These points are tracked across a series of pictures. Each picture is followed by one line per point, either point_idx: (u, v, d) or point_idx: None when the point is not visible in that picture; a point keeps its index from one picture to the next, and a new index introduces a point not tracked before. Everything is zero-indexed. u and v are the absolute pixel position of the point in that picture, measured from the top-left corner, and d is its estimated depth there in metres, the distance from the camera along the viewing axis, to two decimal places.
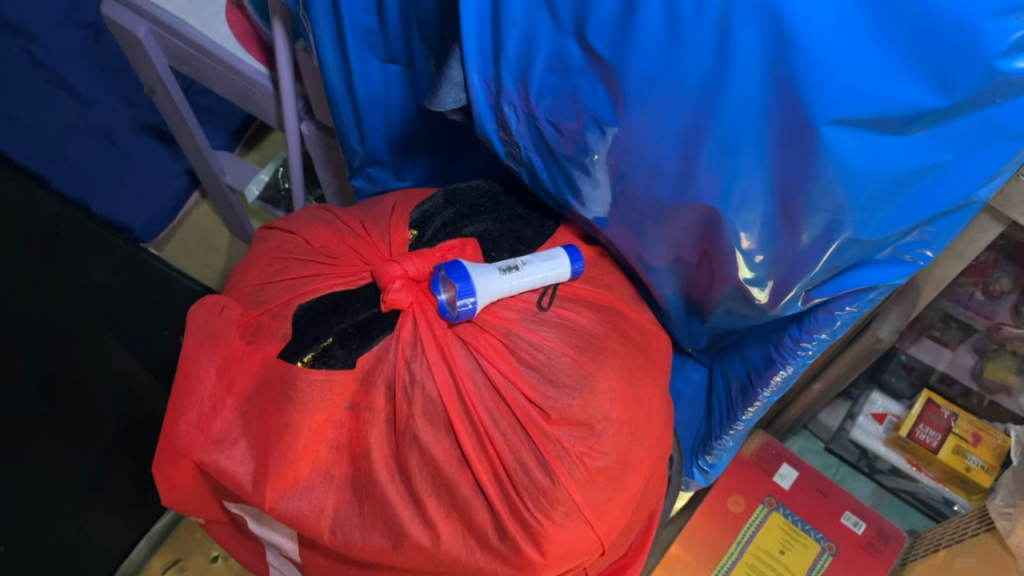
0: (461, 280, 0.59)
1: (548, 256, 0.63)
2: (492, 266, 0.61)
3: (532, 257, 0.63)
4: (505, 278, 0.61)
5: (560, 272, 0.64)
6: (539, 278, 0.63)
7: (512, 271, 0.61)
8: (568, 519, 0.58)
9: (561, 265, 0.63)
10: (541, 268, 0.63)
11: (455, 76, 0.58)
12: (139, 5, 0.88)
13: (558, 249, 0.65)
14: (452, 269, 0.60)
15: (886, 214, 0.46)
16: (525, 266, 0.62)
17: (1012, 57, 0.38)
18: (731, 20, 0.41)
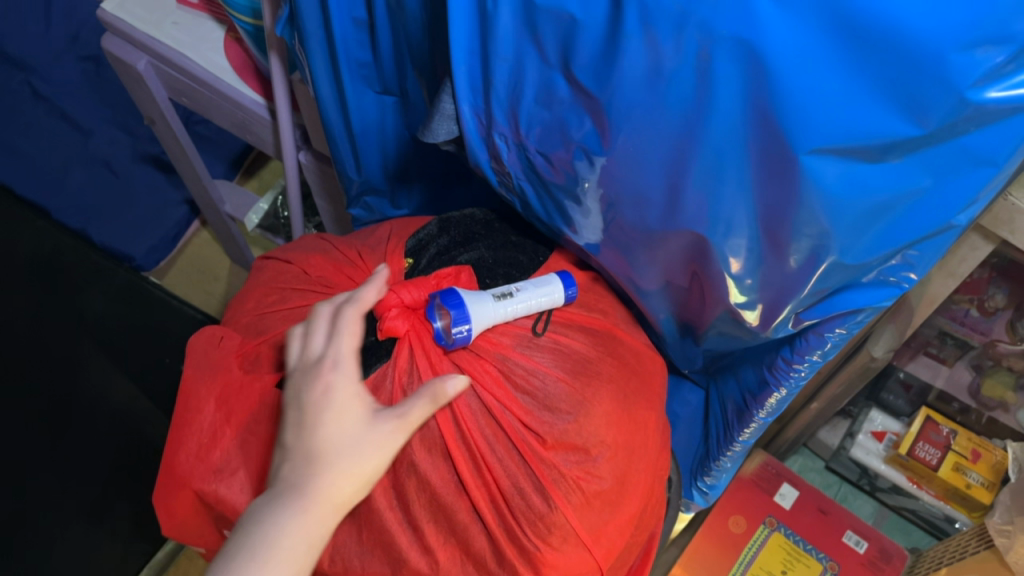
0: (457, 308, 0.60)
1: (541, 282, 0.64)
2: (487, 293, 0.62)
3: (527, 284, 0.64)
4: (500, 305, 0.62)
5: (554, 297, 0.65)
6: (533, 304, 0.64)
7: (507, 298, 0.62)
8: (565, 543, 0.59)
9: (555, 290, 0.65)
10: (536, 294, 0.64)
11: (447, 108, 0.59)
12: (139, 38, 0.90)
13: (552, 275, 0.66)
14: (447, 297, 0.60)
15: (869, 239, 0.47)
16: (519, 292, 0.63)
17: (983, 88, 0.38)
18: (710, 54, 0.43)
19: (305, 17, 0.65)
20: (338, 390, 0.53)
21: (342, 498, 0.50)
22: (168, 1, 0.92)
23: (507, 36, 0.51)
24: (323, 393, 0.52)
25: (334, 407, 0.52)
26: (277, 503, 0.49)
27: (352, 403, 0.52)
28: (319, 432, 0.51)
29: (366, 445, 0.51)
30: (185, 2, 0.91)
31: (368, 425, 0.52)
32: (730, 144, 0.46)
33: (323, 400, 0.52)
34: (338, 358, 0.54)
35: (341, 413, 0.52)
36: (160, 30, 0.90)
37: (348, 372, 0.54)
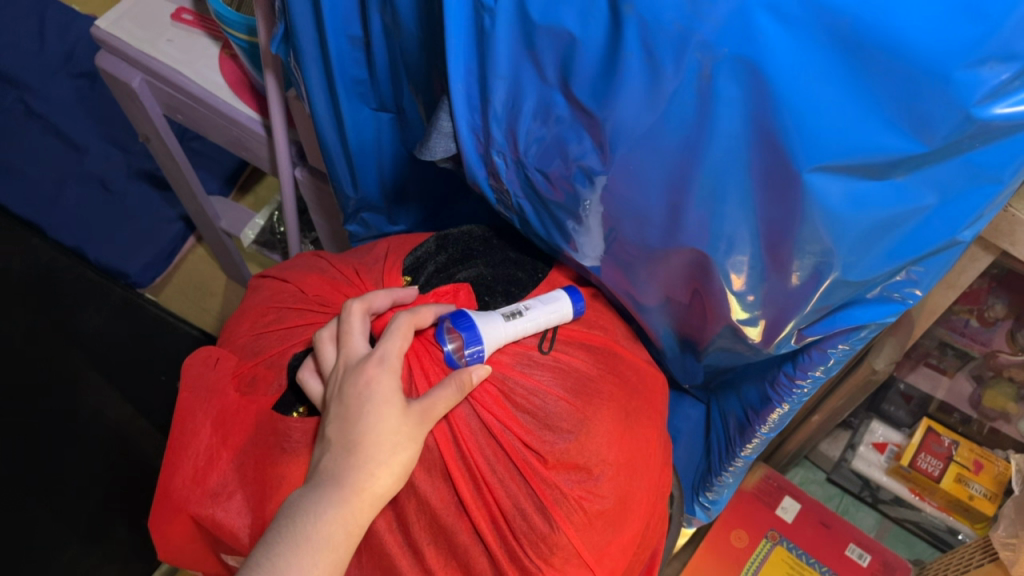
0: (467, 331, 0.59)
1: (551, 300, 0.64)
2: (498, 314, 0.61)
3: (537, 302, 0.63)
4: (512, 325, 0.61)
5: (566, 314, 0.64)
6: (544, 322, 0.63)
7: (519, 318, 0.62)
8: (567, 564, 0.58)
9: (567, 309, 0.64)
10: (547, 312, 0.63)
11: (444, 125, 0.58)
12: (133, 56, 0.89)
13: (562, 293, 0.65)
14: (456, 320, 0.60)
15: (874, 257, 0.46)
16: (529, 310, 0.63)
17: (988, 104, 0.38)
18: (712, 73, 0.42)
19: (300, 34, 0.65)
20: (385, 385, 0.56)
21: (379, 492, 0.55)
22: (162, 18, 0.91)
23: (505, 53, 0.50)
24: (364, 389, 0.56)
25: (381, 402, 0.56)
26: (319, 494, 0.54)
27: (399, 398, 0.56)
28: (365, 424, 0.55)
29: (408, 441, 0.55)
30: (180, 19, 0.91)
31: (410, 419, 0.56)
32: (731, 162, 0.46)
33: (367, 396, 0.56)
34: (380, 354, 0.58)
35: (388, 408, 0.56)
36: (154, 48, 0.89)
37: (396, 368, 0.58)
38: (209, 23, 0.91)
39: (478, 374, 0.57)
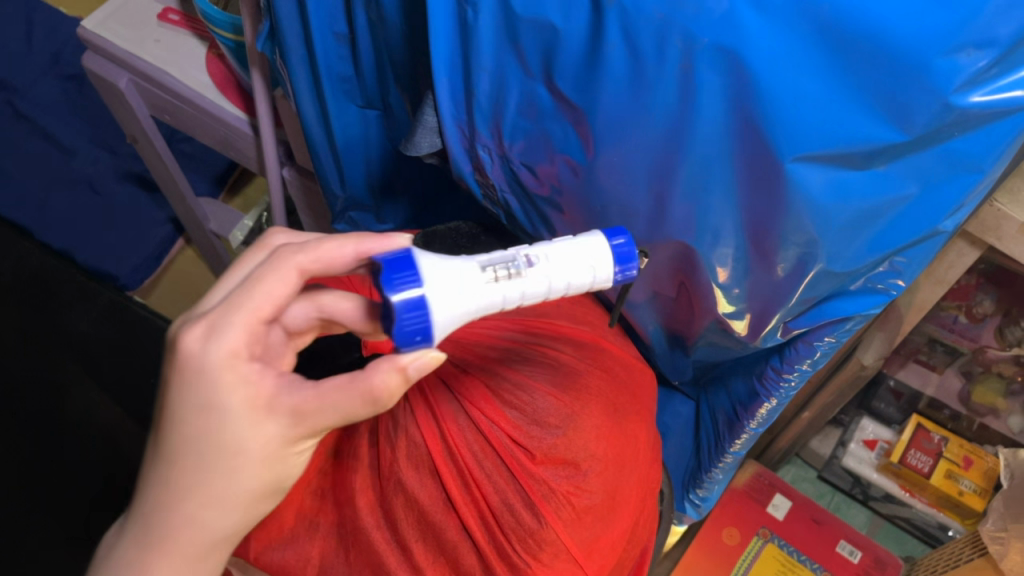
0: (406, 304, 0.43)
1: (578, 248, 0.46)
2: (467, 275, 0.44)
3: (552, 254, 0.46)
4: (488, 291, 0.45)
5: (596, 279, 0.47)
6: (562, 287, 0.46)
7: (512, 283, 0.45)
8: (556, 560, 0.57)
9: (601, 271, 0.46)
10: (569, 273, 0.46)
11: (429, 121, 0.59)
12: (119, 55, 0.89)
13: (605, 251, 0.46)
14: (400, 278, 0.43)
15: (856, 247, 0.46)
16: (531, 268, 0.45)
17: (965, 92, 0.38)
18: (693, 63, 0.42)
19: (286, 32, 0.65)
20: (217, 382, 0.45)
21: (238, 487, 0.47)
22: (148, 18, 0.91)
23: (488, 47, 0.50)
24: (189, 382, 0.46)
25: (205, 412, 0.46)
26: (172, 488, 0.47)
27: (229, 410, 0.46)
28: (185, 434, 0.46)
29: (253, 431, 0.46)
30: (167, 18, 0.91)
31: (248, 437, 0.46)
32: (713, 152, 0.46)
33: (189, 398, 0.46)
34: (215, 327, 0.45)
35: (215, 421, 0.46)
36: (142, 48, 0.89)
37: (246, 341, 0.46)
38: (195, 22, 0.91)
39: (382, 388, 0.44)
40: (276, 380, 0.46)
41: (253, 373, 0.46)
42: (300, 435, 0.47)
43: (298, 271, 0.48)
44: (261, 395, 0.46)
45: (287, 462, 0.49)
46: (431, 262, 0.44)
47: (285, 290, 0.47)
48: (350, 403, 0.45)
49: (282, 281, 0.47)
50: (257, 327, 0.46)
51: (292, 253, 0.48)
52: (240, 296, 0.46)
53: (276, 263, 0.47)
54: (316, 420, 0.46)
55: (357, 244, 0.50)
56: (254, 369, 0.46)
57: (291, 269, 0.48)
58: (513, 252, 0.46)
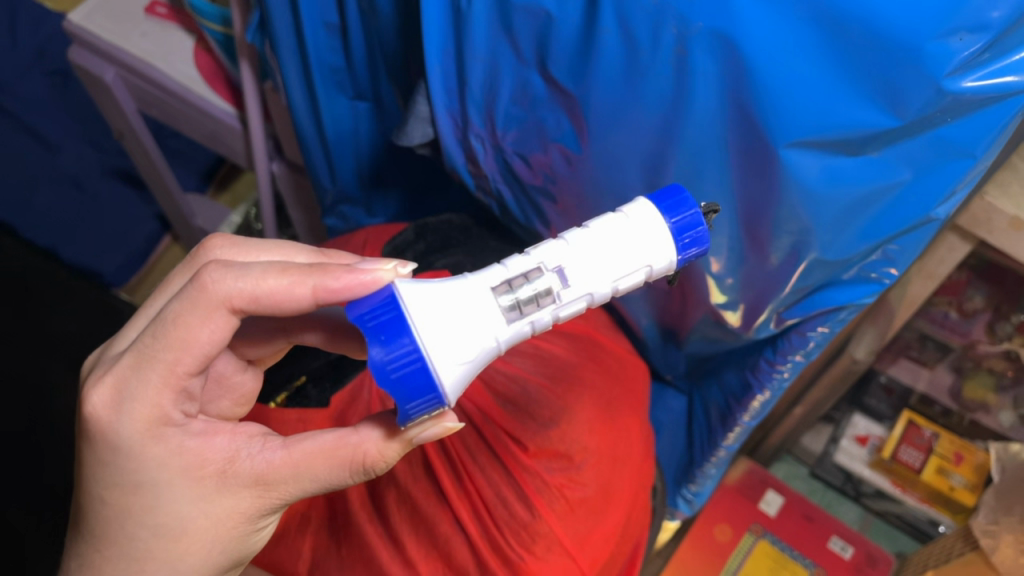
0: (414, 394, 0.36)
1: (623, 233, 0.37)
2: (481, 335, 0.37)
3: (593, 255, 0.37)
4: (508, 337, 0.38)
5: (648, 273, 0.38)
6: (607, 290, 0.37)
7: (549, 316, 0.37)
8: (550, 552, 0.57)
9: (655, 264, 0.37)
10: (615, 276, 0.37)
11: (421, 110, 0.58)
12: (106, 49, 0.88)
13: (662, 227, 0.37)
14: (400, 365, 0.35)
15: (849, 236, 0.46)
16: (567, 287, 0.37)
17: (958, 77, 0.37)
18: (688, 48, 0.42)
19: (277, 23, 0.64)
20: (145, 454, 0.41)
21: (182, 538, 0.43)
22: (135, 13, 0.90)
23: (481, 34, 0.50)
24: (107, 454, 0.42)
25: (131, 491, 0.42)
26: (112, 540, 0.44)
27: (163, 487, 0.42)
28: (113, 510, 0.43)
29: (179, 487, 0.42)
30: (154, 12, 0.90)
31: (191, 517, 0.43)
32: (707, 139, 0.46)
33: (110, 476, 0.42)
34: (126, 390, 0.41)
35: (146, 501, 0.42)
36: (128, 41, 0.88)
37: (172, 400, 0.41)
38: (183, 17, 0.90)
39: (375, 457, 0.42)
40: (229, 441, 0.43)
41: (186, 437, 0.42)
42: (261, 510, 0.44)
43: (228, 308, 0.40)
44: (205, 466, 0.42)
45: (247, 535, 0.45)
46: (428, 326, 0.36)
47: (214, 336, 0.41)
48: (332, 471, 0.43)
49: (207, 327, 0.40)
50: (179, 383, 0.41)
51: (219, 287, 0.40)
52: (152, 349, 0.41)
53: (194, 300, 0.40)
54: (282, 489, 0.43)
55: (317, 281, 0.39)
56: (178, 437, 0.42)
57: (217, 307, 0.40)
58: (543, 263, 0.38)
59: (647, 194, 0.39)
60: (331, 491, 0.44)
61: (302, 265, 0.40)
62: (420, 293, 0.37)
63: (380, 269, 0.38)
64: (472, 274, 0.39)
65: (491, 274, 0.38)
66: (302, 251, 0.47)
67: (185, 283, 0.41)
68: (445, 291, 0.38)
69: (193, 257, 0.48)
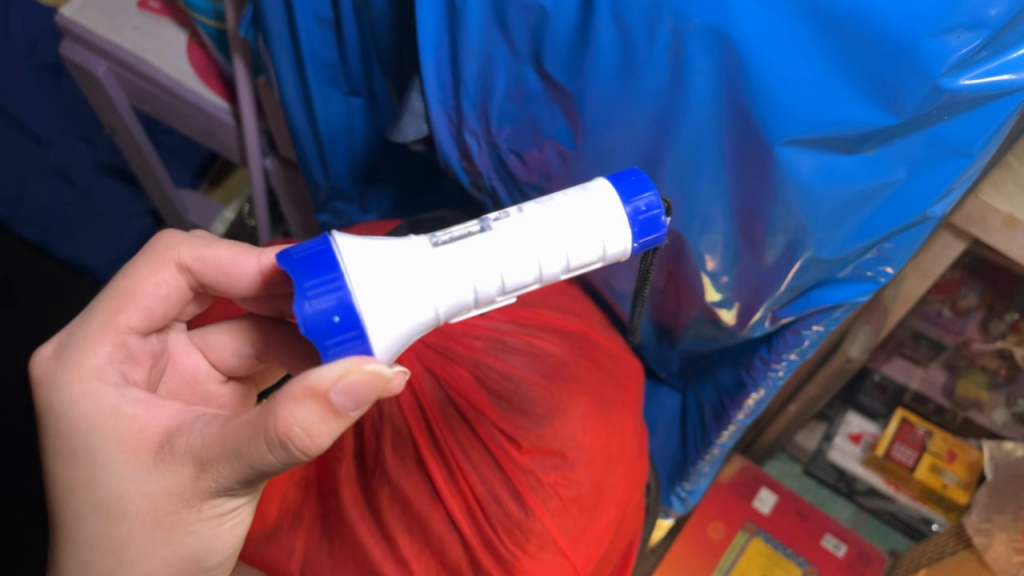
0: (337, 329, 0.36)
1: (582, 212, 0.38)
2: (423, 297, 0.38)
3: (541, 220, 0.38)
4: (449, 304, 0.38)
5: (605, 257, 0.39)
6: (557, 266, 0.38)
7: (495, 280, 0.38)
8: (543, 551, 0.57)
9: (611, 248, 0.39)
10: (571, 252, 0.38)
11: (416, 107, 0.58)
12: (97, 43, 0.88)
13: (620, 212, 0.38)
14: (323, 297, 0.36)
15: (845, 234, 0.45)
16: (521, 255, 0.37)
17: (955, 76, 0.37)
18: (684, 44, 0.42)
19: (271, 18, 0.64)
20: (77, 409, 0.44)
21: (123, 517, 0.43)
22: (127, 7, 0.90)
23: (476, 32, 0.50)
24: (55, 418, 0.44)
25: (73, 459, 0.44)
26: (67, 518, 0.45)
27: (97, 455, 0.43)
28: (63, 484, 0.45)
29: (112, 458, 0.43)
30: (146, 6, 0.90)
31: (126, 492, 0.43)
32: (702, 138, 0.46)
33: (57, 446, 0.44)
34: (69, 343, 0.46)
35: (85, 472, 0.43)
36: (119, 35, 0.88)
37: (115, 353, 0.46)
38: (176, 11, 0.90)
39: (286, 421, 0.37)
40: (172, 415, 0.44)
41: (123, 402, 0.44)
42: (197, 491, 0.42)
43: (175, 266, 0.48)
44: (142, 438, 0.43)
45: (189, 521, 0.44)
46: (359, 273, 0.37)
47: (162, 290, 0.48)
48: (251, 438, 0.39)
49: (153, 281, 0.47)
50: (120, 335, 0.46)
51: (170, 248, 0.47)
52: (102, 300, 0.47)
53: (149, 257, 0.47)
54: (216, 469, 0.41)
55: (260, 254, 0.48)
56: (111, 397, 0.44)
57: (165, 262, 0.47)
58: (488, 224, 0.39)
59: (610, 178, 0.40)
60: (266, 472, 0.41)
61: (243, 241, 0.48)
62: (361, 247, 0.38)
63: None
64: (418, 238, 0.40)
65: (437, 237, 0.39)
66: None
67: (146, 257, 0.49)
68: (392, 249, 0.38)
69: None
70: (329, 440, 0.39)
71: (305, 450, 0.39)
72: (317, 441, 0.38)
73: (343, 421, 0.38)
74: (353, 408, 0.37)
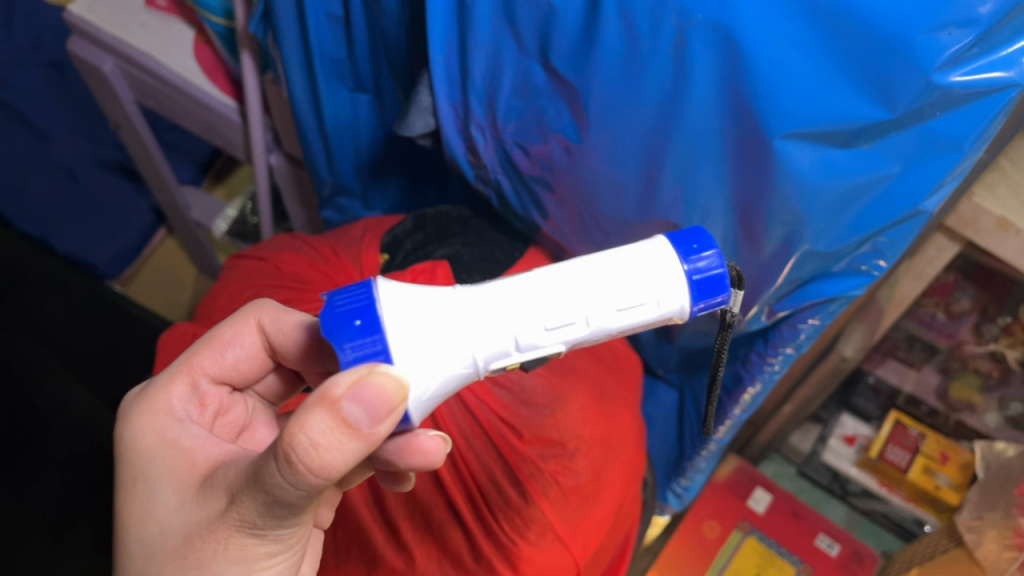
0: (357, 330, 0.36)
1: (635, 265, 0.37)
2: (462, 340, 0.37)
3: (591, 274, 0.37)
4: (489, 353, 0.37)
5: (658, 310, 0.37)
6: (607, 315, 0.37)
7: (537, 327, 0.37)
8: (543, 538, 0.59)
9: (666, 306, 0.37)
10: (618, 303, 0.37)
11: (423, 101, 0.60)
12: (105, 40, 0.89)
13: (677, 271, 0.37)
14: (348, 301, 0.36)
15: (840, 227, 0.47)
16: (568, 299, 0.37)
17: (947, 72, 0.38)
18: (687, 39, 0.43)
19: (280, 13, 0.65)
20: (140, 438, 0.47)
21: (163, 551, 0.44)
22: (135, 4, 0.91)
23: (484, 27, 0.51)
24: (122, 450, 0.48)
25: (129, 489, 0.46)
26: (117, 554, 0.46)
27: (152, 484, 0.45)
28: (119, 521, 0.47)
29: (166, 489, 0.45)
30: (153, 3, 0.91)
31: (172, 521, 0.44)
32: (704, 132, 0.47)
33: (120, 474, 0.48)
34: (148, 382, 0.50)
35: (138, 504, 0.46)
36: (127, 32, 0.89)
37: (184, 394, 0.49)
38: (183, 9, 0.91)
39: (291, 429, 0.35)
40: (225, 451, 0.46)
41: (184, 435, 0.47)
42: (228, 524, 0.42)
43: (256, 324, 0.50)
44: (194, 472, 0.45)
45: (213, 561, 0.42)
46: (398, 314, 0.36)
47: (243, 349, 0.50)
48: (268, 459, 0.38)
49: (234, 338, 0.50)
50: (193, 377, 0.49)
51: (262, 307, 0.50)
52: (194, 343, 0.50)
53: (241, 312, 0.50)
54: (245, 503, 0.40)
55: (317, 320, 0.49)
56: (172, 428, 0.47)
57: (247, 321, 0.50)
58: (535, 276, 0.38)
59: (668, 234, 0.39)
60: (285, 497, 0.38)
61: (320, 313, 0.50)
62: (404, 292, 0.38)
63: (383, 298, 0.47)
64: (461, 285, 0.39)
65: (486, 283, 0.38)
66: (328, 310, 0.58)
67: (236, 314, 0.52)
68: (436, 294, 0.38)
69: None
70: (341, 465, 0.36)
71: (312, 469, 0.36)
72: (326, 460, 0.35)
73: (355, 438, 0.36)
74: (366, 420, 0.35)
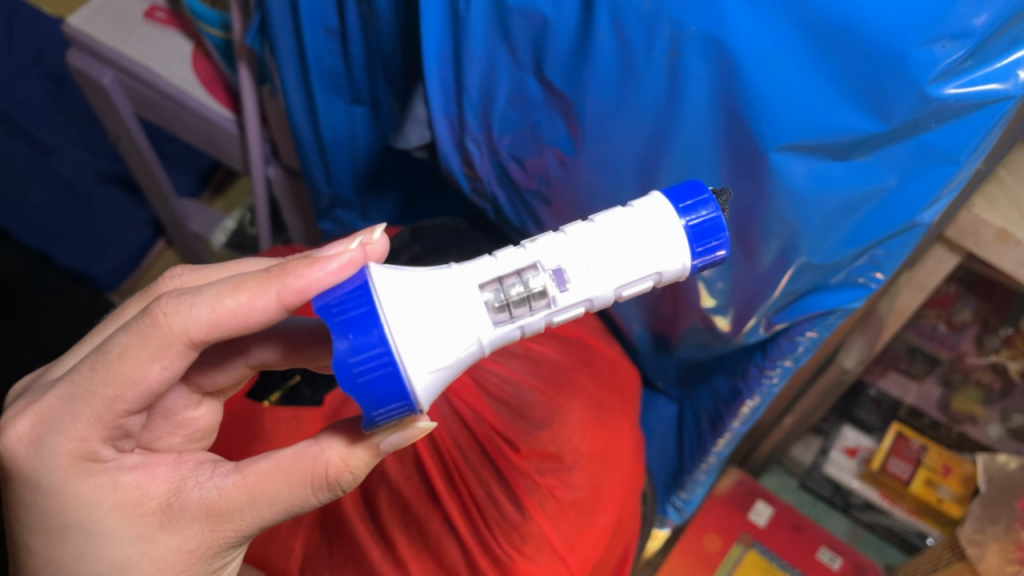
0: (358, 339, 0.34)
1: (637, 234, 0.36)
2: (465, 333, 0.36)
3: (595, 251, 0.36)
4: (494, 337, 0.37)
5: (662, 277, 0.36)
6: (609, 295, 0.36)
7: (541, 319, 0.36)
8: (540, 553, 0.58)
9: (669, 269, 0.36)
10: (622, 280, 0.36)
11: (419, 114, 0.60)
12: (105, 52, 0.89)
13: (678, 230, 0.36)
14: (345, 308, 0.35)
15: (836, 241, 0.46)
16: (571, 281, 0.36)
17: (942, 84, 0.38)
18: (680, 51, 0.43)
19: (277, 25, 0.65)
20: (70, 489, 0.41)
21: None
22: (134, 17, 0.91)
23: (478, 39, 0.51)
24: (40, 496, 0.41)
25: (62, 536, 0.42)
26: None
27: (94, 530, 0.41)
28: (44, 559, 0.43)
29: (111, 529, 0.41)
30: (153, 17, 0.91)
31: (131, 560, 0.41)
32: (699, 144, 0.47)
33: (38, 521, 0.42)
34: (51, 424, 0.40)
35: (76, 547, 0.42)
36: (127, 45, 0.89)
37: (104, 435, 0.40)
38: (182, 21, 0.91)
39: (337, 466, 0.41)
40: (171, 472, 0.42)
41: (120, 473, 0.41)
42: (213, 546, 0.42)
43: (186, 343, 0.38)
44: (145, 503, 0.41)
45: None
46: (398, 305, 0.35)
47: (166, 368, 0.39)
48: (293, 490, 0.41)
49: (158, 363, 0.39)
50: (115, 420, 0.40)
51: (174, 321, 0.38)
52: (90, 383, 0.39)
53: (146, 335, 0.38)
54: (239, 517, 0.42)
55: (281, 287, 0.38)
56: (110, 476, 0.41)
57: (174, 341, 0.38)
58: (540, 261, 0.36)
59: (665, 190, 0.37)
60: (296, 513, 0.43)
61: (258, 276, 0.39)
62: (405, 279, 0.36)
63: (346, 250, 0.38)
64: (460, 265, 0.37)
65: (480, 266, 0.37)
66: (261, 262, 0.50)
67: (134, 314, 0.39)
68: (433, 280, 0.36)
69: (138, 293, 0.49)
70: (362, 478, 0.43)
71: (345, 489, 0.42)
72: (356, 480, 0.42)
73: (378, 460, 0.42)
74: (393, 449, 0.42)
